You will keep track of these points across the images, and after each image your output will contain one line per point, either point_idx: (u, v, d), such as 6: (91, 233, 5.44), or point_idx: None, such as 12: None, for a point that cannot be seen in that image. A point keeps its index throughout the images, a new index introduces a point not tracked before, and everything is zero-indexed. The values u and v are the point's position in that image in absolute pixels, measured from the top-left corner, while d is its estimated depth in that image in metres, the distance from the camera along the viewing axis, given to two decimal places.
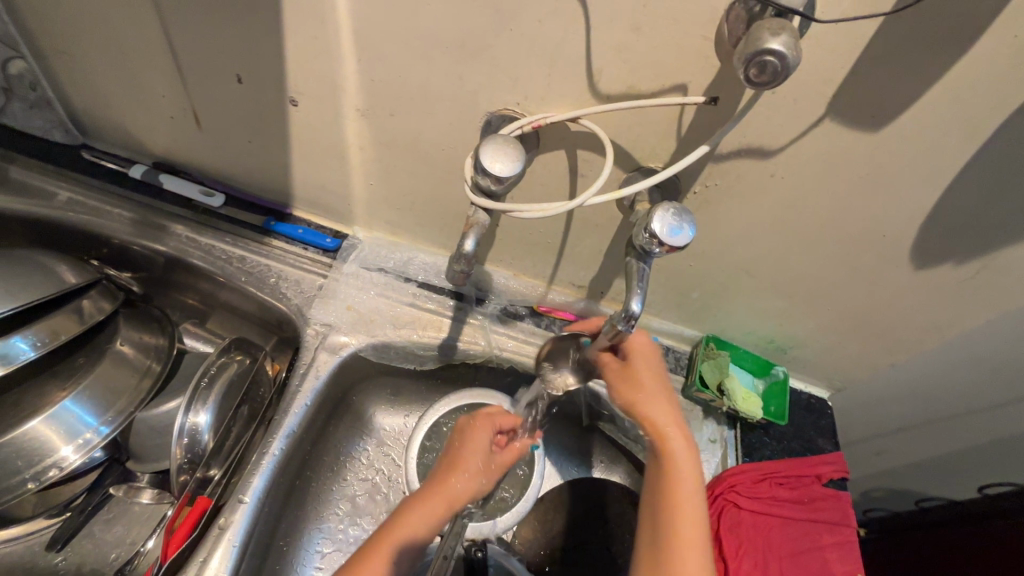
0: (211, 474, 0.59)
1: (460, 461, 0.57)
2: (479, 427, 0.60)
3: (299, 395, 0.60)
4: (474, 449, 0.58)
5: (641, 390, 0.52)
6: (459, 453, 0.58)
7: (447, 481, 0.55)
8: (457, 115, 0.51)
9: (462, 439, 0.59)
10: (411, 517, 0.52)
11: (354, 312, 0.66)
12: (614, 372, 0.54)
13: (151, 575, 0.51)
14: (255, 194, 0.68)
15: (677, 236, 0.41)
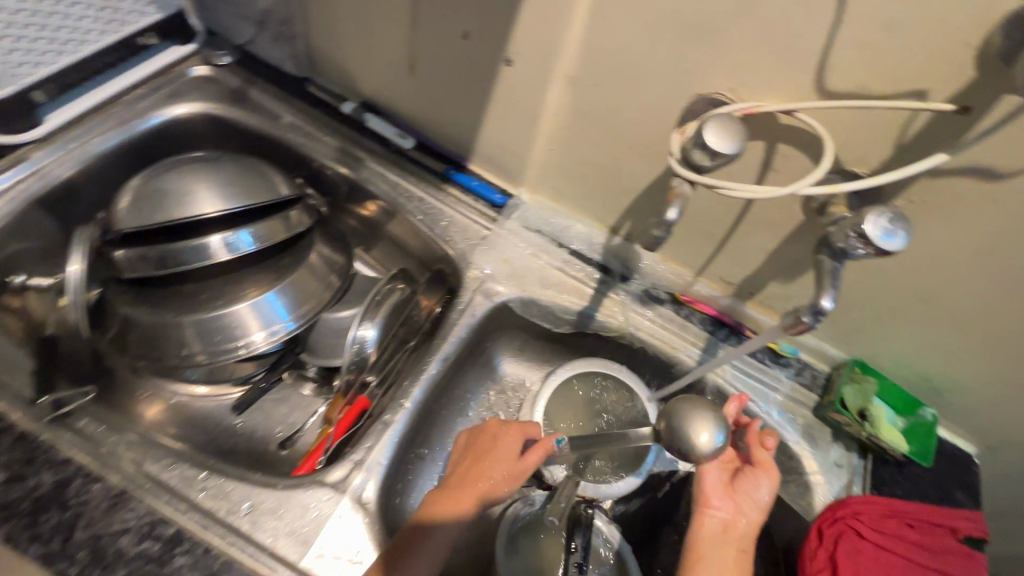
0: (368, 380, 0.67)
1: (486, 464, 0.55)
2: (508, 434, 0.57)
3: (457, 326, 0.66)
4: (505, 450, 0.56)
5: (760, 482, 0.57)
6: (489, 449, 0.56)
7: (474, 482, 0.54)
8: (664, 93, 0.53)
9: (493, 438, 0.57)
10: (433, 528, 0.51)
11: (509, 265, 0.71)
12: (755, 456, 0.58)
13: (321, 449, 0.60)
14: (439, 143, 0.75)
15: (890, 241, 0.41)
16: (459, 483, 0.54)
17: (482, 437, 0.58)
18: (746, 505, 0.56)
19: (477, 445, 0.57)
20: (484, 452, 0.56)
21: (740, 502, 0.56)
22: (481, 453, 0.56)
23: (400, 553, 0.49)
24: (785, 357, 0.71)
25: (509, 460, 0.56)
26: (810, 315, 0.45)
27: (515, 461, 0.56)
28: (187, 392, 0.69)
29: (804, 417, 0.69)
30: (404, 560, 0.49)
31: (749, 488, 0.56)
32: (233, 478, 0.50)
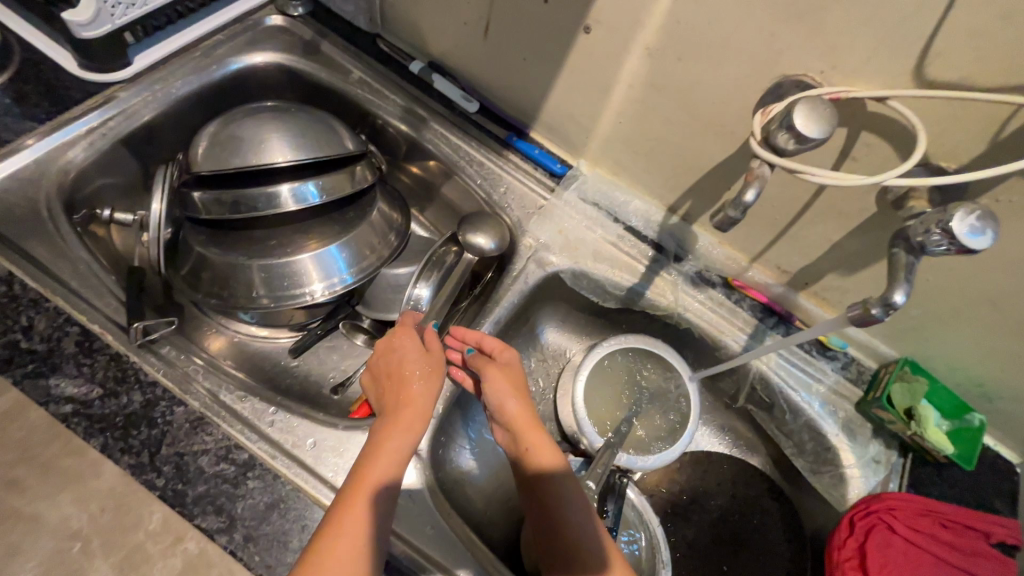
0: None
1: (406, 372, 0.54)
2: (405, 339, 0.57)
3: (508, 292, 0.68)
4: (412, 351, 0.56)
5: (506, 392, 0.55)
6: (399, 359, 0.55)
7: (405, 395, 0.53)
8: (747, 73, 0.52)
9: (401, 347, 0.56)
10: (394, 452, 0.49)
11: (564, 236, 0.71)
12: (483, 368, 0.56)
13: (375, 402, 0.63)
14: (503, 109, 0.75)
15: (976, 240, 0.40)
16: (393, 402, 0.53)
17: (390, 358, 0.56)
18: (514, 407, 0.55)
19: (384, 369, 0.56)
20: (394, 367, 0.55)
21: (509, 399, 0.55)
22: (393, 369, 0.55)
23: (370, 482, 0.46)
24: (832, 351, 0.71)
25: (423, 359, 0.56)
26: (879, 307, 0.44)
27: (426, 353, 0.56)
28: (246, 331, 0.73)
29: (846, 411, 0.69)
30: (375, 488, 0.46)
31: (499, 390, 0.55)
32: (298, 414, 0.53)
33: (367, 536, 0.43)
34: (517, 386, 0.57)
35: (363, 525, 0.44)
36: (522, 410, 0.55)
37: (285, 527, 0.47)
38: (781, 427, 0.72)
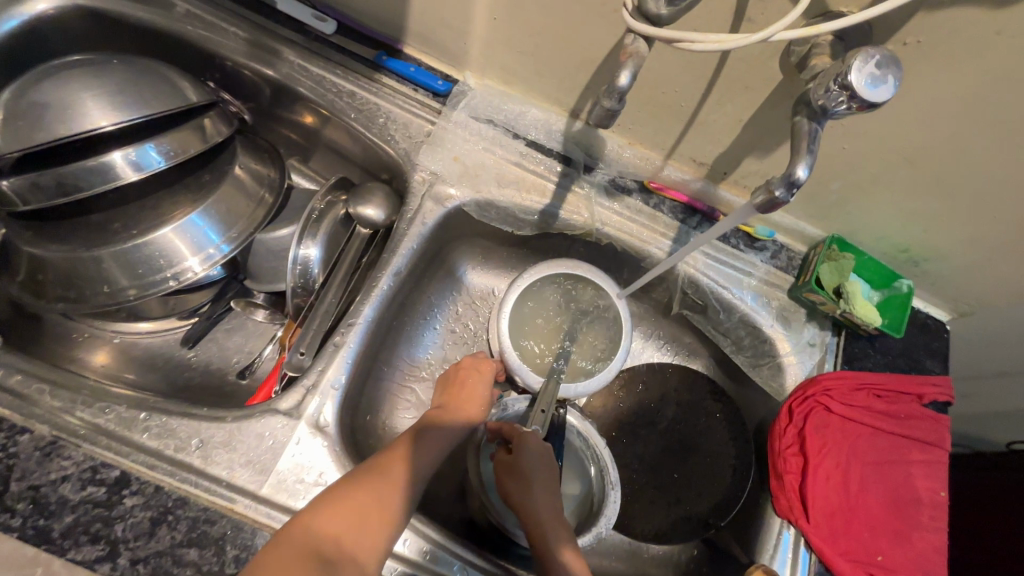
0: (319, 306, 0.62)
1: (465, 393, 0.60)
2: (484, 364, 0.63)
3: (407, 238, 0.60)
4: (479, 377, 0.62)
5: (527, 490, 0.54)
6: (467, 377, 0.61)
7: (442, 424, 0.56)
8: None
9: (471, 368, 0.62)
10: (423, 455, 0.51)
11: (460, 163, 0.64)
12: (502, 468, 0.56)
13: (274, 386, 0.57)
14: (366, 25, 0.64)
15: (878, 91, 0.35)
16: (436, 426, 0.55)
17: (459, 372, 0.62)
18: (532, 501, 0.54)
19: (448, 380, 0.62)
20: (456, 382, 0.61)
21: (524, 495, 0.54)
22: (456, 383, 0.61)
23: (390, 475, 0.47)
24: (761, 241, 0.67)
25: (480, 397, 0.61)
26: (783, 189, 0.39)
27: (484, 389, 0.62)
28: (131, 330, 0.65)
29: (779, 300, 0.66)
30: (390, 487, 0.46)
31: (517, 487, 0.55)
32: (178, 415, 0.47)
33: (387, 509, 0.45)
34: (535, 483, 0.55)
35: (372, 513, 0.44)
36: (540, 501, 0.54)
37: (177, 539, 0.42)
38: (718, 327, 0.69)
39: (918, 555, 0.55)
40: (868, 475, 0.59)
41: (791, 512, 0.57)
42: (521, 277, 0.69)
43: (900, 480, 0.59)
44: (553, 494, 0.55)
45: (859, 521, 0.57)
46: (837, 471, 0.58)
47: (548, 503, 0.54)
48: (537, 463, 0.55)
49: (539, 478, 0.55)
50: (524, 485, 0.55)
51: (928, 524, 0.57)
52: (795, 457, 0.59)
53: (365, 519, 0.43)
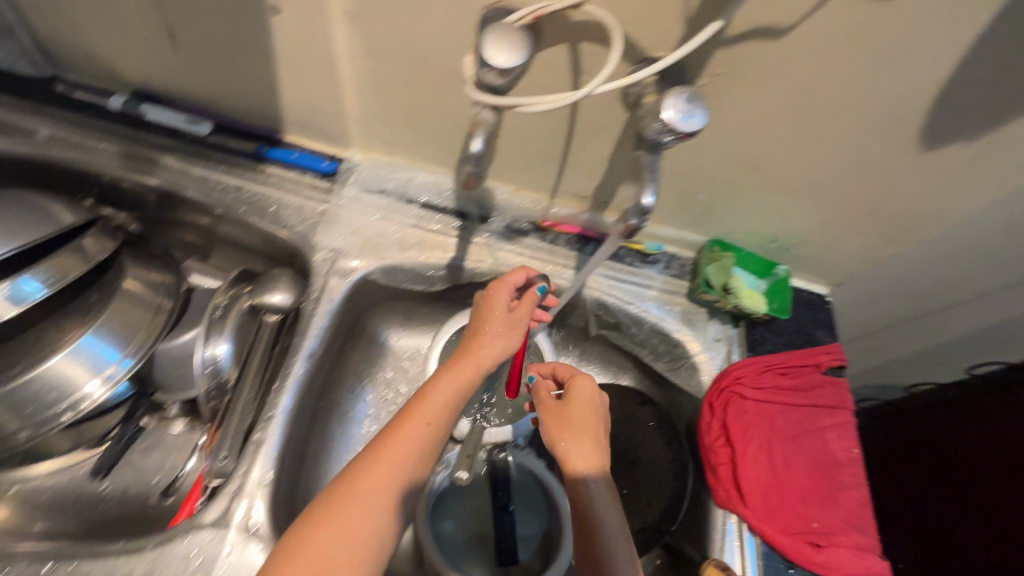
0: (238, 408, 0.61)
1: (482, 326, 0.57)
2: (496, 288, 0.59)
3: (316, 317, 0.60)
4: (497, 307, 0.58)
5: (572, 444, 0.50)
6: (486, 312, 0.57)
7: (481, 353, 0.55)
8: (451, 14, 0.48)
9: (484, 304, 0.58)
10: (444, 391, 0.52)
11: (359, 236, 0.65)
12: (551, 411, 0.53)
13: (196, 499, 0.54)
14: (243, 121, 0.65)
15: (690, 122, 0.41)
16: (447, 369, 0.53)
17: (480, 310, 0.58)
18: (573, 454, 0.50)
19: (473, 317, 0.58)
20: (482, 319, 0.57)
21: (569, 444, 0.50)
22: (475, 322, 0.58)
23: (396, 445, 0.47)
24: (652, 255, 0.73)
25: (508, 328, 0.57)
26: (637, 217, 0.45)
27: (510, 315, 0.58)
28: (31, 475, 0.60)
29: (681, 305, 0.72)
30: (374, 487, 0.45)
31: (559, 432, 0.51)
32: (91, 557, 0.45)
33: (366, 503, 0.44)
34: (581, 431, 0.51)
35: (357, 510, 0.43)
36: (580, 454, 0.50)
37: None
38: (635, 340, 0.74)
39: (847, 515, 0.60)
40: (790, 449, 0.63)
41: (731, 501, 0.60)
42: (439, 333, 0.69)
43: (818, 447, 0.64)
44: (603, 449, 0.51)
45: (791, 496, 0.61)
46: (762, 453, 0.63)
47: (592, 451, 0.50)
48: (585, 405, 0.53)
49: (586, 425, 0.51)
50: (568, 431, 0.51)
51: (850, 482, 0.62)
52: (725, 448, 0.63)
53: (373, 499, 0.44)
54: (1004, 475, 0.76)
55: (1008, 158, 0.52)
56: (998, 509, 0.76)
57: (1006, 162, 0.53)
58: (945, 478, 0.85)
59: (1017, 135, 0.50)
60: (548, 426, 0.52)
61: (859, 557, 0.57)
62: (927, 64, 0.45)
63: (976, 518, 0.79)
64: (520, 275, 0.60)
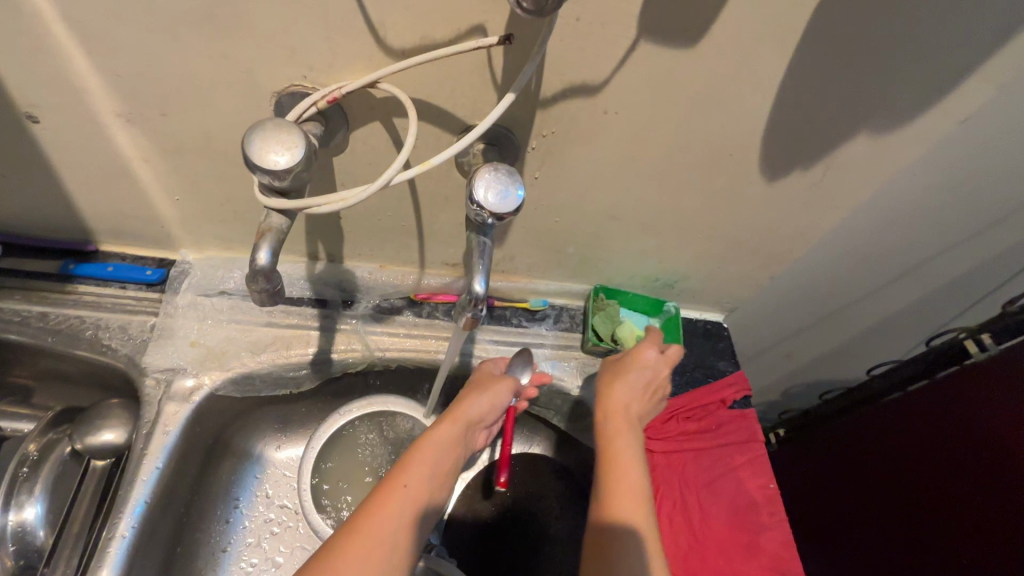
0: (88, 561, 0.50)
1: (478, 385, 0.56)
2: (489, 365, 0.61)
3: (147, 458, 0.51)
4: (488, 375, 0.58)
5: (627, 397, 0.54)
6: (482, 377, 0.58)
7: (473, 401, 0.53)
8: (241, 101, 0.43)
9: (480, 373, 0.59)
10: (442, 445, 0.50)
11: (199, 347, 0.57)
12: (611, 364, 0.58)
13: None
14: (40, 236, 0.56)
15: (506, 200, 0.38)
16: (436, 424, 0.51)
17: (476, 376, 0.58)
18: (613, 397, 0.54)
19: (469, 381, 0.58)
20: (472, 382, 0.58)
21: (612, 386, 0.55)
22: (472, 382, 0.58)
23: (404, 490, 0.45)
24: (540, 312, 0.69)
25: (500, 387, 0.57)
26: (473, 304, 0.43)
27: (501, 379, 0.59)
28: None
29: (577, 359, 0.68)
30: (399, 505, 0.44)
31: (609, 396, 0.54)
32: None
33: (393, 528, 0.43)
34: (633, 389, 0.55)
35: (377, 555, 0.41)
36: (618, 407, 0.54)
37: None
38: (538, 403, 0.69)
39: (769, 561, 0.57)
40: (705, 499, 0.60)
41: None
42: (312, 441, 0.61)
43: (734, 490, 0.61)
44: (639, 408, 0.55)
45: (711, 552, 0.57)
46: (676, 511, 0.59)
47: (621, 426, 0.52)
48: (648, 368, 0.56)
49: (638, 395, 0.55)
50: (631, 384, 0.55)
51: (769, 522, 0.59)
52: None
53: (388, 536, 0.42)
54: (905, 471, 0.77)
55: (846, 177, 0.53)
56: (904, 506, 0.76)
57: (845, 182, 0.54)
58: (857, 483, 0.85)
59: (847, 157, 0.50)
60: (609, 377, 0.56)
61: None
62: (748, 104, 0.44)
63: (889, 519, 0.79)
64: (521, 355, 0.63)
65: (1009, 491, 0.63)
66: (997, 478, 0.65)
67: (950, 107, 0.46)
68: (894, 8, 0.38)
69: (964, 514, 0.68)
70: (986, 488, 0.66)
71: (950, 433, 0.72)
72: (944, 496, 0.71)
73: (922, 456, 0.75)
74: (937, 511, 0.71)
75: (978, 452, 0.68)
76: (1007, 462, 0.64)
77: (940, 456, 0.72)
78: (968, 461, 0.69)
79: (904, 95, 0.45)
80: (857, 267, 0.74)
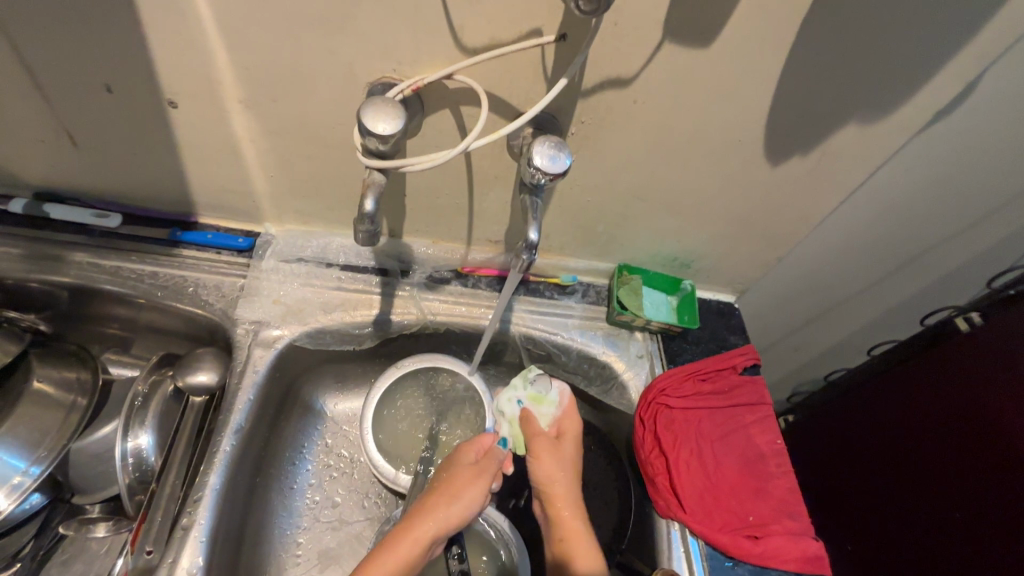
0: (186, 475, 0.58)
1: (449, 487, 0.60)
2: (464, 451, 0.65)
3: (241, 391, 0.60)
4: (462, 472, 0.62)
5: (559, 465, 0.67)
6: (452, 479, 0.61)
7: (438, 507, 0.58)
8: (341, 90, 0.53)
9: (449, 467, 0.63)
10: (412, 539, 0.56)
11: (281, 305, 0.66)
12: (541, 442, 0.68)
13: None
14: (153, 209, 0.67)
15: (556, 163, 0.48)
16: (407, 532, 0.56)
17: (444, 476, 0.62)
18: (551, 475, 0.66)
19: (438, 483, 0.61)
20: (445, 486, 0.60)
21: (546, 463, 0.67)
22: (442, 485, 0.60)
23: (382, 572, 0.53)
24: (569, 286, 0.78)
25: (474, 482, 0.61)
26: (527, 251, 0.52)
27: (472, 470, 0.62)
28: None
29: (603, 328, 0.76)
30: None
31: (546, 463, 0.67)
32: None
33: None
34: (551, 466, 0.67)
35: None
36: (552, 470, 0.67)
37: None
38: (566, 368, 0.77)
39: (777, 502, 0.64)
40: (718, 450, 0.67)
41: (672, 509, 0.63)
42: (369, 404, 0.69)
43: (744, 443, 0.68)
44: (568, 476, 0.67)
45: (724, 493, 0.64)
46: (693, 458, 0.66)
47: (557, 487, 0.66)
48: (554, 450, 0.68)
49: (565, 466, 0.67)
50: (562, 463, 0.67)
51: (777, 471, 0.66)
52: (659, 458, 0.66)
53: None
54: (906, 442, 0.84)
55: (842, 162, 0.61)
56: (908, 476, 0.83)
57: (840, 167, 0.62)
58: (865, 458, 0.91)
59: (841, 143, 0.59)
60: (545, 453, 0.67)
61: (793, 542, 0.61)
62: (754, 95, 0.54)
63: (891, 486, 0.86)
64: (491, 438, 0.67)
65: (998, 456, 0.70)
66: (987, 445, 0.72)
67: (925, 101, 0.54)
68: (871, 16, 0.47)
69: (961, 480, 0.75)
70: (978, 454, 0.73)
71: (946, 407, 0.79)
72: (942, 465, 0.77)
73: (923, 431, 0.81)
74: (937, 480, 0.78)
75: (970, 424, 0.75)
76: (996, 430, 0.71)
77: (938, 428, 0.79)
78: (962, 431, 0.75)
79: (885, 89, 0.54)
80: (859, 253, 0.81)
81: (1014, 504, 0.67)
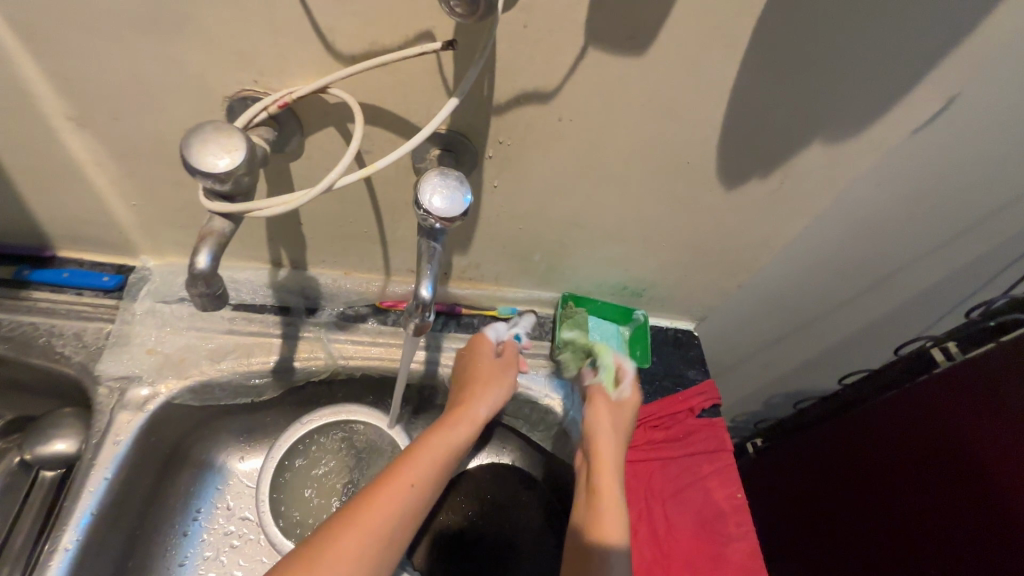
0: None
1: (478, 376, 0.57)
2: (483, 342, 0.60)
3: (96, 469, 0.50)
4: (485, 363, 0.58)
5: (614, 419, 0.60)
6: (475, 368, 0.58)
7: (478, 400, 0.54)
8: (195, 106, 0.42)
9: (471, 357, 0.59)
10: (453, 435, 0.51)
11: (157, 355, 0.56)
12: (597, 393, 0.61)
13: None
14: (0, 241, 0.56)
15: (453, 205, 0.38)
16: (444, 425, 0.51)
17: (467, 369, 0.58)
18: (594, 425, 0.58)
19: (463, 378, 0.58)
20: (472, 377, 0.57)
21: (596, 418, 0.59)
22: (468, 378, 0.57)
23: (412, 468, 0.46)
24: (508, 319, 0.69)
25: (494, 369, 0.58)
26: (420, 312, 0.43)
27: (494, 364, 0.59)
28: None
29: (545, 367, 0.68)
30: (413, 479, 0.46)
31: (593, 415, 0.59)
32: None
33: (422, 481, 0.46)
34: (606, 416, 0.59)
35: (405, 491, 0.45)
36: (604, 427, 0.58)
37: None
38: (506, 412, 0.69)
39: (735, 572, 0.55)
40: (671, 509, 0.60)
41: None
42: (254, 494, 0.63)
43: (700, 499, 0.60)
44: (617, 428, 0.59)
45: (677, 563, 0.57)
46: (642, 521, 0.59)
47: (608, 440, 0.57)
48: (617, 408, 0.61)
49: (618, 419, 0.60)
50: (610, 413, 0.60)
51: (735, 533, 0.57)
52: None
53: (403, 498, 0.44)
54: (869, 478, 0.77)
55: (805, 185, 0.53)
56: (871, 517, 0.76)
57: (804, 191, 0.54)
58: (830, 494, 0.83)
59: (804, 165, 0.51)
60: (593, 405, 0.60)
61: None
62: (702, 112, 0.45)
63: (854, 528, 0.78)
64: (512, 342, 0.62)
65: (964, 504, 0.64)
66: (960, 492, 0.65)
67: (898, 118, 0.46)
68: (839, 17, 0.39)
69: (924, 526, 0.68)
70: (946, 500, 0.66)
71: (911, 441, 0.72)
72: (905, 507, 0.71)
73: (893, 468, 0.74)
74: (901, 524, 0.71)
75: (942, 465, 0.67)
76: (966, 474, 0.64)
77: (903, 467, 0.72)
78: (929, 471, 0.69)
79: (854, 103, 0.45)
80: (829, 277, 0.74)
81: (983, 561, 0.61)
